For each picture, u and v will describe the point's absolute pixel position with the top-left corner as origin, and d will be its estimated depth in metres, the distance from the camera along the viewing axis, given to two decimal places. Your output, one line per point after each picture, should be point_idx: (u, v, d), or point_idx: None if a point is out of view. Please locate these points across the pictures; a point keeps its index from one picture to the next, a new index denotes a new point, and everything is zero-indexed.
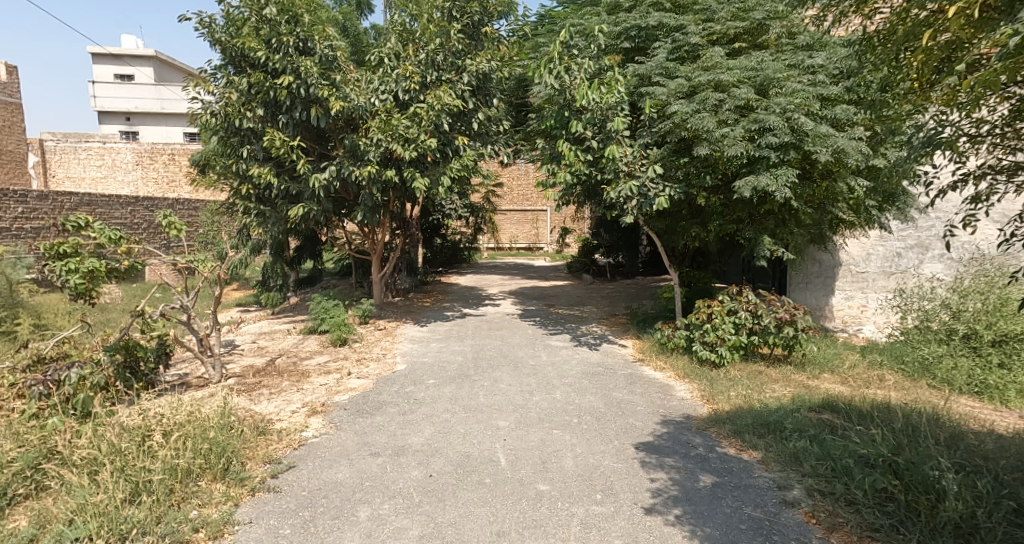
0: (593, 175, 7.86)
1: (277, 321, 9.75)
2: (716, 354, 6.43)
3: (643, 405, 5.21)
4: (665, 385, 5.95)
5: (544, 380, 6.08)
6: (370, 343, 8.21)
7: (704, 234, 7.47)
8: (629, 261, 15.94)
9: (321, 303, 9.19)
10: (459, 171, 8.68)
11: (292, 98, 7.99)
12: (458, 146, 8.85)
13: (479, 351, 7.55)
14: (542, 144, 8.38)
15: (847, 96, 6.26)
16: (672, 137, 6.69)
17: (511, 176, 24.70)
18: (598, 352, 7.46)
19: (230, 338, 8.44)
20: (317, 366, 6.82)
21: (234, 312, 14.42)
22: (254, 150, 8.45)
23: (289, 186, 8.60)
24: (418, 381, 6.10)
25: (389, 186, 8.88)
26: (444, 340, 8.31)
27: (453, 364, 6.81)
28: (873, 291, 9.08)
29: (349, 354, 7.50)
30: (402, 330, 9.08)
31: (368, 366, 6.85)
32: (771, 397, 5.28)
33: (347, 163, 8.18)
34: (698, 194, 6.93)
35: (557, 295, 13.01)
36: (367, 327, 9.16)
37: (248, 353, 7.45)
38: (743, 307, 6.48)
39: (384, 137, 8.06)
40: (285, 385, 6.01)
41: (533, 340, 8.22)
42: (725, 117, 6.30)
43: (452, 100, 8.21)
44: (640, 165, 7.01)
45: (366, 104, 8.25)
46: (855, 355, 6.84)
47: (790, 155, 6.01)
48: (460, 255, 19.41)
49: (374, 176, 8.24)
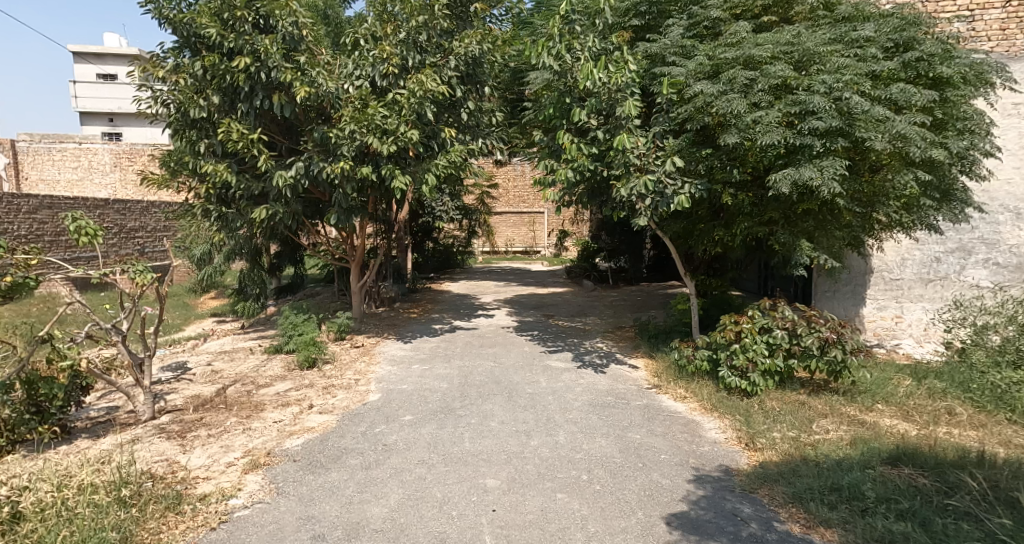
0: (599, 171, 6.87)
1: (244, 337, 8.72)
2: (747, 381, 5.43)
3: (667, 453, 4.20)
4: (690, 422, 4.93)
5: (545, 415, 5.04)
6: (343, 364, 7.19)
7: (728, 238, 6.45)
8: (632, 265, 15.01)
9: (291, 317, 8.18)
10: (447, 167, 7.61)
11: (252, 83, 6.96)
12: (444, 139, 7.83)
13: (467, 376, 6.51)
14: (540, 137, 7.40)
15: (903, 74, 5.28)
16: (693, 125, 5.71)
17: (507, 177, 23.62)
18: (605, 376, 6.43)
19: (183, 359, 7.40)
20: (274, 396, 5.79)
21: (207, 324, 13.42)
22: (211, 145, 7.40)
23: (252, 186, 7.56)
24: (391, 418, 5.05)
25: (367, 185, 7.82)
26: (428, 360, 7.27)
27: (435, 394, 5.80)
28: (909, 300, 8.13)
29: (317, 379, 6.44)
30: (381, 348, 8.05)
31: (335, 396, 5.80)
32: (825, 440, 4.26)
33: (317, 159, 7.17)
34: (723, 191, 5.89)
35: (556, 304, 12.01)
36: (343, 345, 8.13)
37: (199, 378, 6.43)
38: (778, 325, 5.49)
39: (358, 128, 7.00)
40: (230, 423, 4.97)
41: (530, 360, 7.19)
42: (756, 99, 5.32)
43: (437, 86, 7.16)
44: (655, 158, 5.97)
45: (338, 90, 7.19)
46: (908, 380, 5.84)
47: (837, 143, 5.01)
48: (454, 260, 18.39)
49: (348, 173, 7.21)
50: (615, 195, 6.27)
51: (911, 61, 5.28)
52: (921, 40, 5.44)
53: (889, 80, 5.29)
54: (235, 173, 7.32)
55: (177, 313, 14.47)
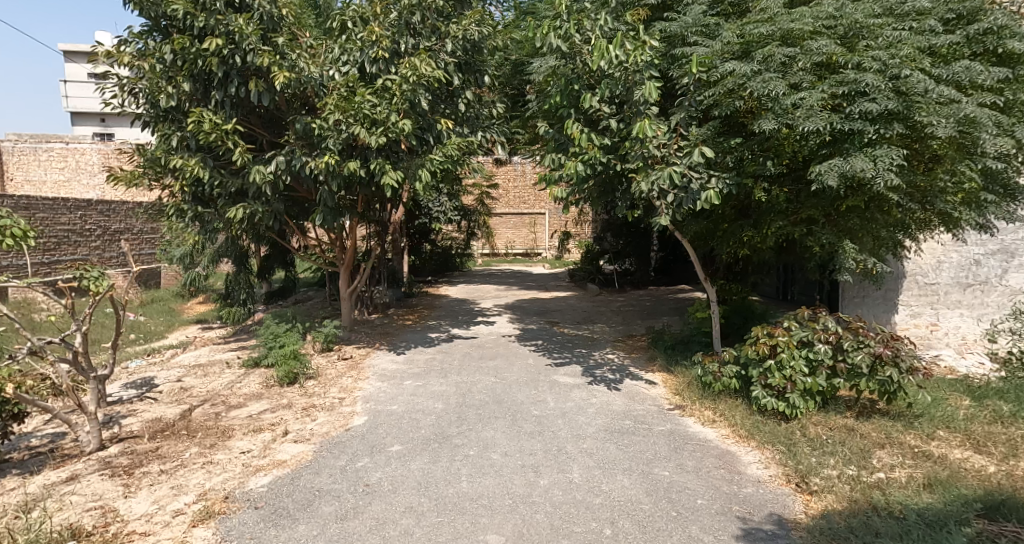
0: (612, 166, 6.19)
1: (223, 348, 8.03)
2: (785, 402, 4.76)
3: (705, 497, 3.50)
4: (724, 453, 4.24)
5: (555, 446, 4.34)
6: (329, 380, 6.50)
7: (757, 240, 5.76)
8: (639, 267, 14.30)
9: (274, 326, 7.49)
10: (443, 162, 6.90)
11: (226, 69, 6.26)
12: (440, 131, 7.14)
13: (465, 395, 5.80)
14: (545, 128, 6.71)
15: (966, 50, 4.62)
16: (721, 110, 5.03)
17: (506, 177, 22.99)
18: (621, 395, 5.73)
19: (152, 374, 6.70)
20: (246, 419, 5.08)
21: (192, 331, 12.71)
22: (182, 137, 6.71)
23: (228, 183, 6.87)
24: (376, 450, 4.35)
25: (356, 183, 7.12)
26: (422, 375, 6.58)
27: (428, 418, 5.11)
28: (946, 306, 7.45)
29: (296, 399, 5.74)
30: (371, 360, 7.36)
31: (315, 420, 5.09)
32: (892, 479, 3.58)
33: (299, 153, 6.50)
34: (755, 186, 5.21)
35: (561, 310, 11.31)
36: (330, 357, 7.44)
37: (165, 397, 5.72)
38: (821, 339, 4.83)
39: (345, 118, 6.30)
40: (188, 455, 4.27)
41: (535, 376, 6.50)
42: (795, 80, 4.66)
43: (432, 72, 6.46)
44: (677, 148, 5.29)
45: (322, 76, 6.49)
46: (965, 401, 5.15)
47: (894, 128, 4.33)
48: (452, 263, 17.83)
49: (333, 169, 6.51)
50: (631, 191, 5.56)
51: (975, 35, 4.63)
52: (986, 11, 4.77)
53: (951, 56, 4.63)
54: (209, 168, 6.63)
55: (161, 319, 13.78)
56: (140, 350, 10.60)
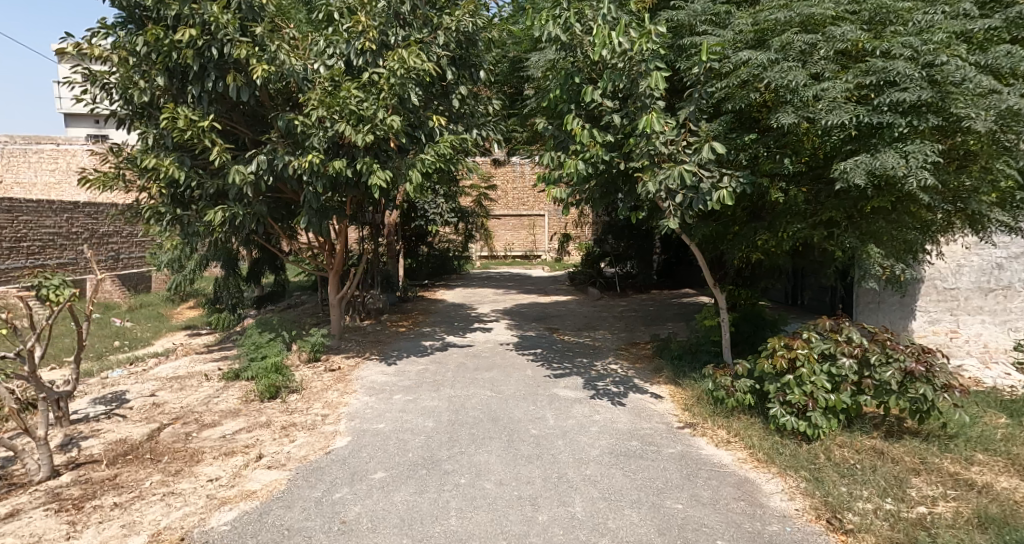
0: (615, 164, 5.78)
1: (205, 358, 7.61)
2: (806, 422, 4.34)
3: (725, 538, 3.09)
4: (743, 480, 3.82)
5: (556, 473, 3.93)
6: (313, 394, 6.08)
7: (772, 244, 5.34)
8: (641, 271, 13.92)
9: (257, 336, 7.07)
10: (435, 161, 6.49)
11: (203, 62, 5.86)
12: (432, 128, 6.74)
13: (459, 411, 5.39)
14: (544, 124, 6.30)
15: (1005, 36, 4.22)
16: (735, 103, 4.63)
17: (505, 178, 22.54)
18: (626, 412, 5.32)
19: (125, 387, 6.28)
20: (219, 440, 4.66)
21: (179, 338, 12.29)
22: (158, 135, 6.31)
23: (207, 183, 6.46)
24: (357, 478, 3.93)
25: (343, 184, 6.71)
26: (413, 388, 6.17)
27: (417, 438, 4.69)
28: (966, 312, 7.08)
29: (276, 416, 5.32)
30: (360, 372, 6.95)
31: (294, 441, 4.67)
32: (936, 515, 3.16)
33: (281, 151, 6.10)
34: (770, 186, 4.80)
35: (561, 316, 10.91)
36: (317, 368, 7.02)
37: (134, 414, 5.30)
38: (845, 352, 4.42)
39: (330, 115, 5.89)
40: (149, 484, 3.85)
41: (534, 389, 6.08)
42: (816, 69, 4.26)
43: (422, 65, 6.06)
44: (686, 145, 4.88)
45: (306, 69, 6.09)
46: (1001, 419, 4.74)
47: (928, 121, 3.93)
48: (450, 266, 17.51)
49: (317, 169, 6.10)
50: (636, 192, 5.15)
51: (1015, 19, 4.23)
52: None
53: (988, 43, 4.24)
54: (186, 168, 6.22)
55: (149, 325, 13.36)
56: (123, 358, 10.19)
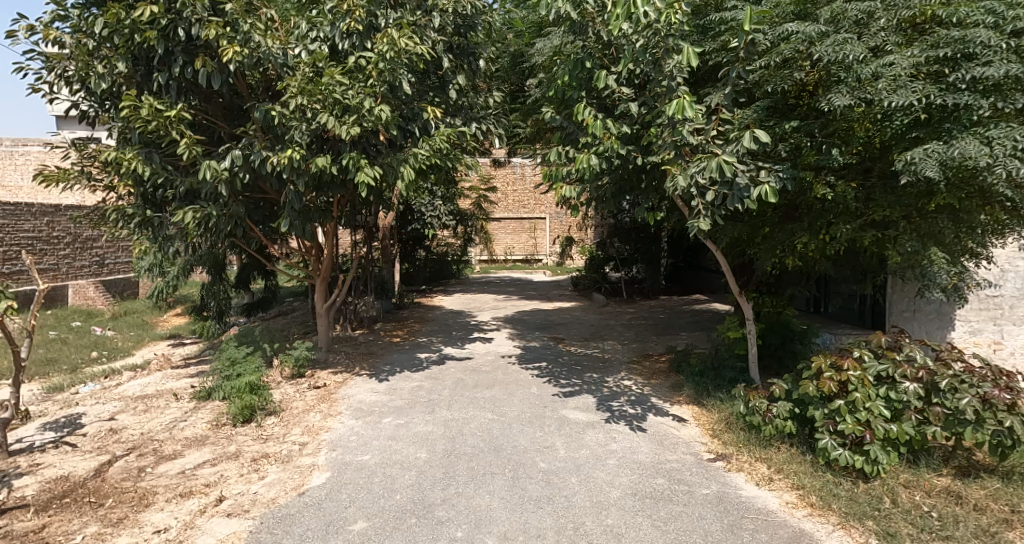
0: (631, 159, 5.15)
1: (179, 374, 6.94)
2: (864, 457, 3.69)
3: None
4: (799, 533, 3.17)
5: (573, 524, 3.27)
6: (293, 416, 5.41)
7: (811, 249, 4.70)
8: (648, 274, 13.30)
9: (234, 350, 6.42)
10: (430, 157, 5.85)
11: (169, 44, 5.21)
12: (426, 121, 6.10)
13: (456, 439, 4.74)
14: (550, 115, 5.66)
15: None
16: (776, 85, 4.00)
17: (506, 180, 21.91)
18: (647, 441, 4.65)
19: (83, 410, 5.61)
20: (176, 477, 3.99)
21: (161, 348, 11.62)
22: (121, 127, 5.67)
23: (176, 181, 5.81)
24: (333, 530, 3.26)
25: (328, 182, 6.06)
26: (405, 411, 5.50)
27: (407, 474, 4.04)
28: (1011, 322, 6.49)
29: (248, 445, 4.65)
30: (348, 390, 6.29)
31: (264, 478, 4.01)
32: None
33: (258, 146, 5.46)
34: (814, 181, 4.16)
35: (566, 324, 10.27)
36: (300, 386, 6.36)
37: (85, 443, 4.64)
38: (907, 375, 3.82)
39: (311, 103, 5.23)
40: (80, 538, 3.18)
41: (541, 411, 5.42)
42: (875, 42, 3.68)
43: (415, 48, 5.41)
44: (717, 135, 4.26)
45: (285, 54, 5.44)
46: None
47: (1016, 100, 3.31)
48: (449, 271, 16.86)
49: (298, 165, 5.45)
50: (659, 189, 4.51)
51: None
52: None
53: None
54: (152, 165, 5.58)
55: (131, 334, 12.68)
56: (97, 371, 9.52)
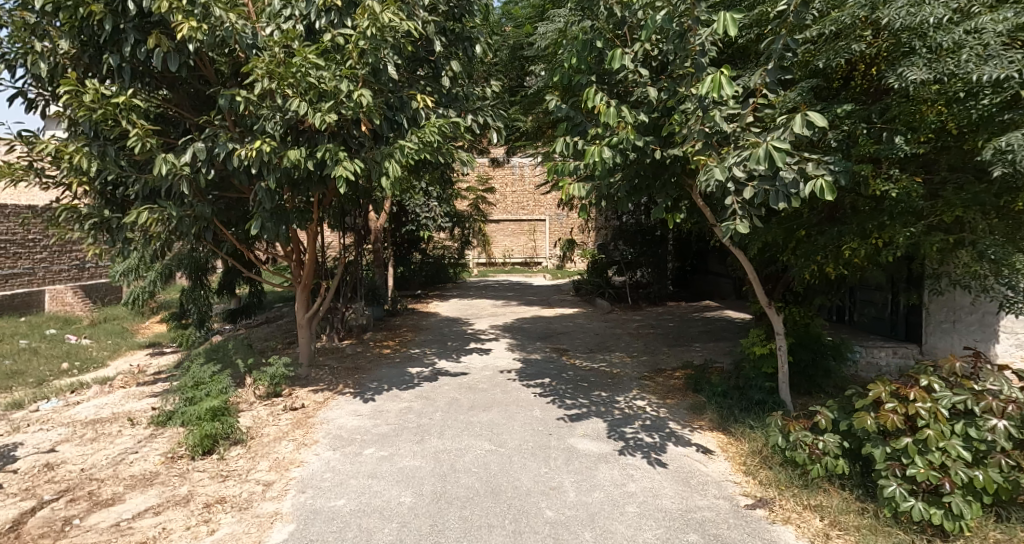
0: (648, 152, 4.49)
1: (142, 393, 6.26)
2: (945, 511, 3.02)
3: None
4: None
5: None
6: (262, 446, 4.73)
7: (860, 256, 4.05)
8: (655, 279, 12.50)
9: (202, 368, 5.74)
10: (419, 151, 5.19)
11: (118, 21, 4.54)
12: (416, 111, 5.45)
13: (448, 476, 4.06)
14: (555, 102, 4.99)
15: None
16: (830, 60, 3.39)
17: (504, 181, 21.21)
18: (671, 480, 3.98)
19: (24, 439, 4.93)
20: (107, 532, 3.31)
21: (138, 358, 10.94)
22: (70, 117, 5.00)
23: (132, 179, 5.14)
24: None
25: (306, 180, 5.39)
26: (391, 439, 4.83)
27: (388, 527, 3.35)
28: None
29: (203, 486, 3.96)
30: (329, 412, 5.62)
31: (213, 533, 3.31)
32: None
33: (223, 137, 4.79)
34: (872, 176, 3.52)
35: (569, 333, 9.61)
36: (275, 408, 5.69)
37: (12, 484, 3.96)
38: (991, 410, 3.18)
39: (281, 87, 4.56)
40: None
41: (546, 440, 4.75)
42: (958, 5, 3.09)
43: (401, 25, 4.75)
44: (755, 122, 3.63)
45: (253, 33, 4.77)
46: None
47: None
48: (445, 274, 16.19)
49: (268, 159, 4.79)
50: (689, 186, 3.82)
51: None
52: None
53: None
54: (103, 159, 4.91)
55: (108, 343, 12.00)
56: (64, 385, 8.83)
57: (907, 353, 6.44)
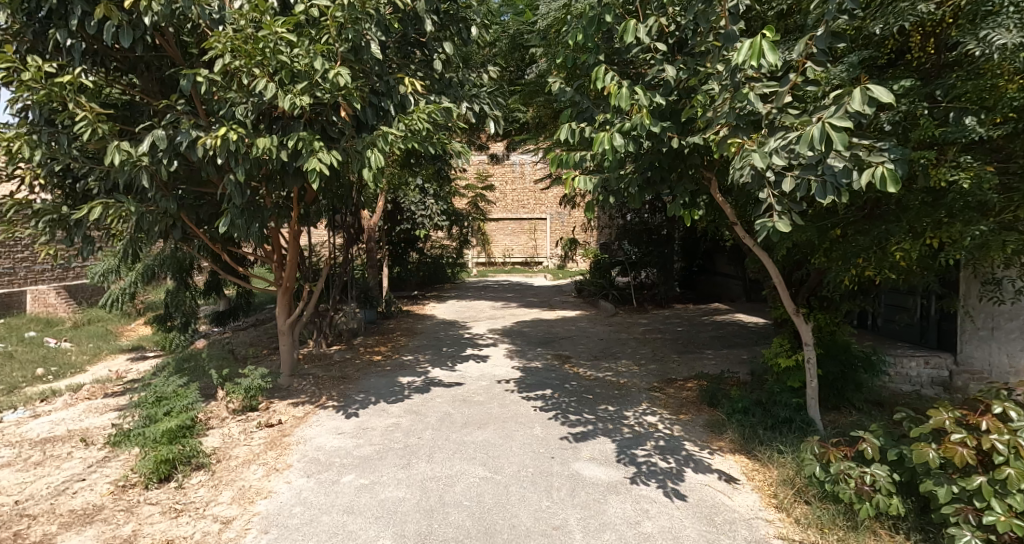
0: (666, 139, 3.95)
1: (106, 406, 5.72)
2: None
3: None
4: None
5: None
6: (227, 472, 4.19)
7: (911, 258, 3.53)
8: (663, 280, 11.86)
9: (168, 380, 5.21)
10: (407, 140, 4.66)
11: None
12: (404, 96, 4.91)
13: (435, 513, 3.52)
14: (559, 85, 4.45)
15: None
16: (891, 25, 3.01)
17: (505, 178, 20.65)
18: (693, 518, 3.44)
19: None
20: None
21: (118, 363, 10.41)
22: (14, 102, 4.46)
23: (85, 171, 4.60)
24: None
25: (282, 173, 4.85)
26: (374, 464, 4.30)
27: None
28: None
29: (149, 524, 3.42)
30: (307, 429, 5.09)
31: None
32: None
33: (184, 124, 4.25)
34: (933, 166, 3.01)
35: (571, 338, 9.07)
36: (249, 425, 5.15)
37: None
38: None
39: (246, 65, 4.01)
40: None
41: (547, 466, 4.21)
42: None
43: None
44: (793, 104, 3.14)
45: (218, 6, 4.22)
46: None
47: None
48: (443, 274, 15.67)
49: (235, 148, 4.25)
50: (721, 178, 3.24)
51: None
52: None
53: None
54: (50, 148, 4.36)
55: (89, 346, 11.48)
56: (34, 393, 8.29)
57: (939, 364, 5.93)
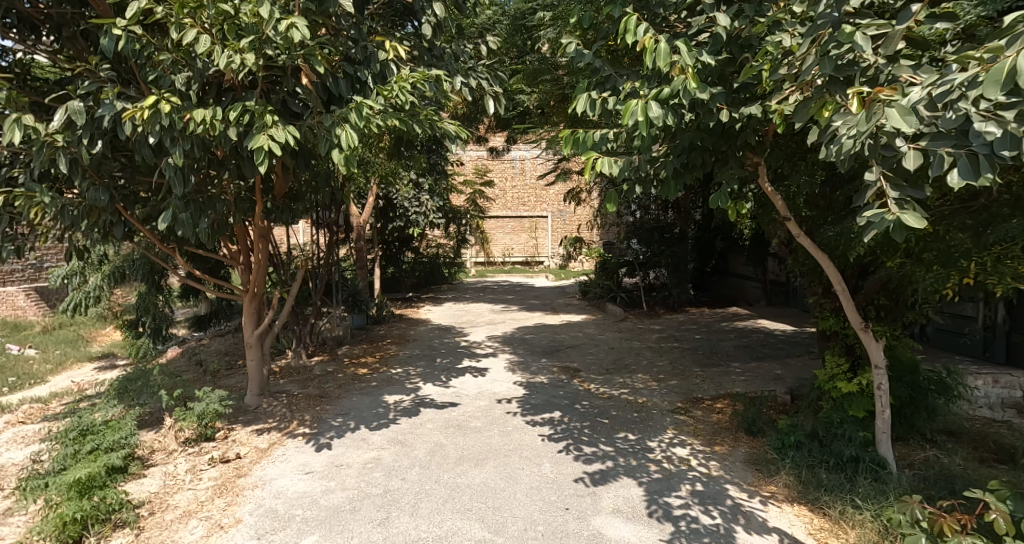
0: (714, 111, 3.09)
1: (36, 434, 4.84)
2: None
3: None
4: None
5: None
6: (158, 531, 3.32)
7: None
8: (674, 282, 10.86)
9: (104, 406, 4.34)
10: (389, 115, 3.82)
11: None
12: (385, 64, 4.09)
13: None
14: (574, 46, 3.58)
15: None
16: None
17: (504, 175, 19.74)
18: None
19: None
20: None
21: (83, 373, 9.51)
22: None
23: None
24: None
25: (235, 157, 3.99)
26: (343, 519, 3.43)
27: None
28: None
29: None
30: (268, 466, 4.22)
31: None
32: None
33: (107, 92, 3.40)
34: None
35: (579, 347, 8.21)
36: (199, 461, 4.28)
37: None
38: None
39: (178, 16, 3.16)
40: None
41: (560, 525, 3.33)
42: None
43: None
44: (906, 52, 2.29)
45: None
46: None
47: None
48: (439, 275, 14.81)
49: (170, 122, 3.38)
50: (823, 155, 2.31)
51: None
52: None
53: None
54: None
55: (54, 353, 10.59)
56: None
57: (1012, 383, 5.08)
